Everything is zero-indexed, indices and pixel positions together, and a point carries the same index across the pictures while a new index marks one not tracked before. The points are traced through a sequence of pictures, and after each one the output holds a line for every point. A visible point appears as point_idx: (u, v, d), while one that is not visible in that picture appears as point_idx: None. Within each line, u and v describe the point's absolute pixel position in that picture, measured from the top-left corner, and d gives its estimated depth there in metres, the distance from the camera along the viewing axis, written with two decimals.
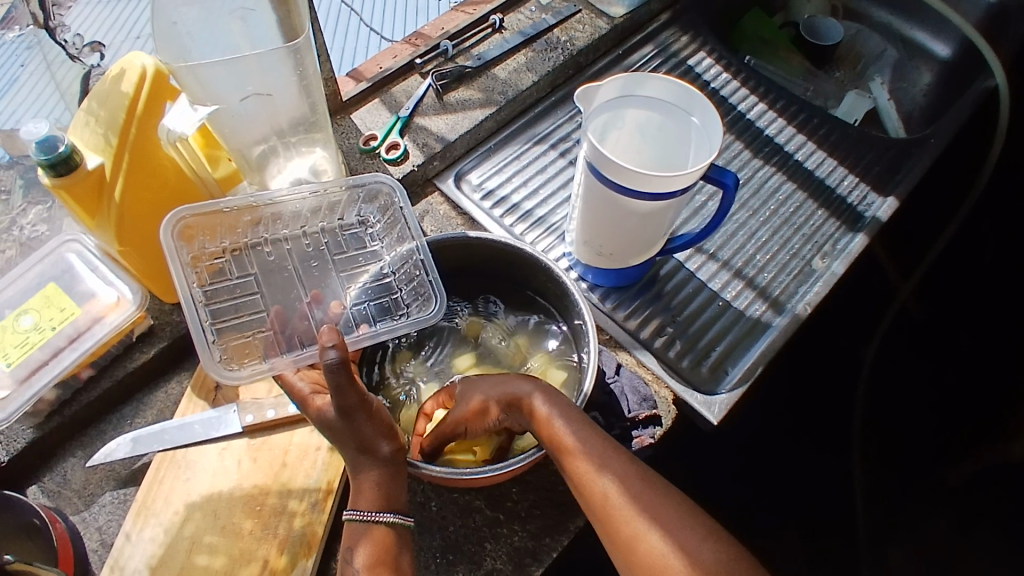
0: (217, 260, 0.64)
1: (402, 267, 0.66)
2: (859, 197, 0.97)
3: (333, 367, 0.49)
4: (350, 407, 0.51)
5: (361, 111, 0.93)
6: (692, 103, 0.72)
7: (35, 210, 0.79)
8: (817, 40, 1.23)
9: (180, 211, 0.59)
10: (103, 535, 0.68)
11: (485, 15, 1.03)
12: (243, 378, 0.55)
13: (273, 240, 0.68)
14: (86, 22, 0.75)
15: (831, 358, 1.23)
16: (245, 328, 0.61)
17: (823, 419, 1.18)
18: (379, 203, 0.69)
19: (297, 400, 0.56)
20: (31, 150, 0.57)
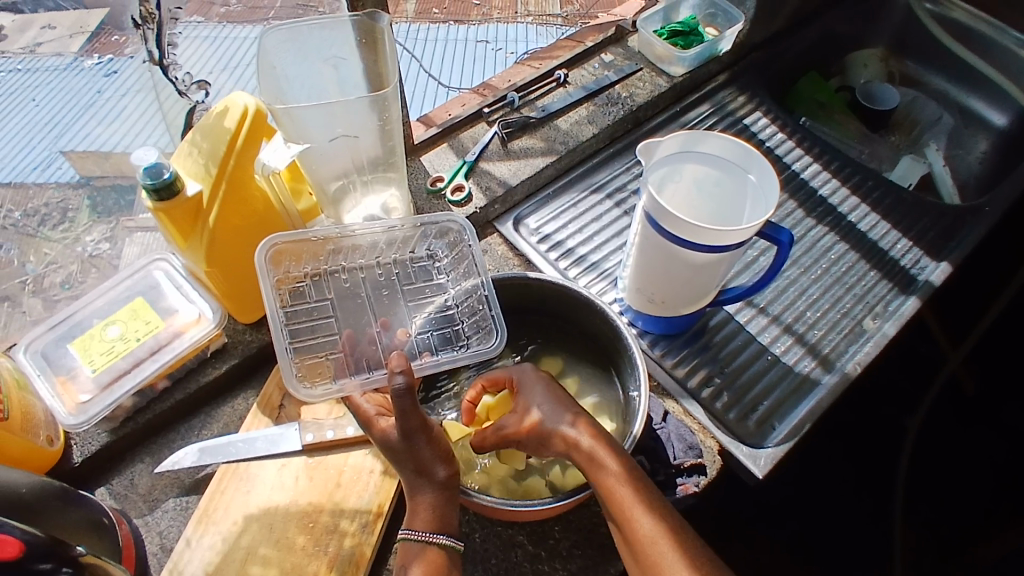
0: (298, 284, 0.69)
1: (466, 300, 0.70)
2: (912, 261, 0.97)
3: (399, 391, 0.52)
4: (411, 429, 0.54)
5: (430, 154, 0.99)
6: (750, 162, 0.75)
7: (97, 229, 0.86)
8: (872, 106, 1.25)
9: (274, 237, 0.65)
10: (164, 539, 0.71)
11: (550, 70, 1.09)
12: (315, 397, 0.60)
13: (350, 267, 0.72)
14: (191, 56, 0.82)
15: (878, 425, 1.21)
16: (318, 348, 0.65)
17: (869, 484, 1.16)
18: (448, 239, 0.73)
19: (361, 420, 0.60)
20: (139, 174, 0.62)
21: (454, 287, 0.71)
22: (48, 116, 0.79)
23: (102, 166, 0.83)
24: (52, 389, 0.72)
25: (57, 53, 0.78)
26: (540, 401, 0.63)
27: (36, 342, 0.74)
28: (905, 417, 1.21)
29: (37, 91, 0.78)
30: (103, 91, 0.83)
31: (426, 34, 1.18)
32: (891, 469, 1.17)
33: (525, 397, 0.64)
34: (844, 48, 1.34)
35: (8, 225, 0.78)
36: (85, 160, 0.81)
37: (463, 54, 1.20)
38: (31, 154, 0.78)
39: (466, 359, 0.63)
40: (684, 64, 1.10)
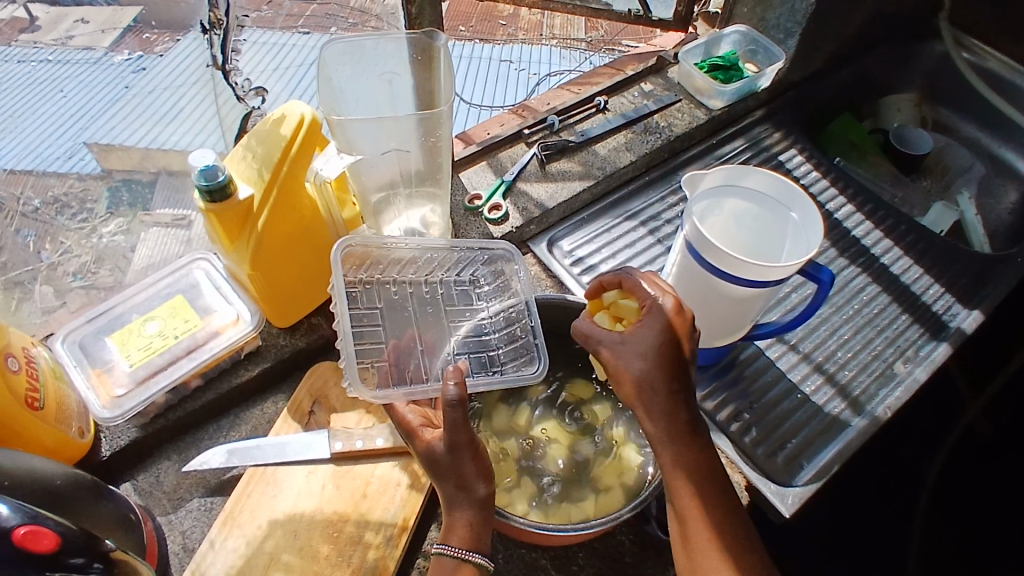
0: (353, 288, 0.69)
1: (508, 320, 0.71)
2: (944, 306, 0.97)
3: (451, 403, 0.54)
4: (458, 444, 0.55)
5: (469, 171, 1.00)
6: (793, 200, 0.75)
7: (115, 223, 0.88)
8: (905, 149, 1.25)
9: (348, 238, 0.67)
10: (187, 539, 0.71)
11: (591, 96, 1.10)
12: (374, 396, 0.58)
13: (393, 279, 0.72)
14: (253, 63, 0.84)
15: (894, 470, 1.18)
16: (364, 354, 0.65)
17: (884, 529, 1.13)
18: (494, 266, 0.75)
19: (403, 430, 0.59)
20: (194, 175, 0.63)
21: (491, 303, 0.73)
22: (76, 112, 0.81)
23: (123, 161, 0.86)
24: (87, 380, 0.72)
25: (90, 46, 0.80)
26: (647, 346, 0.57)
27: (74, 333, 0.75)
28: (921, 462, 1.19)
29: (66, 83, 0.80)
30: (131, 87, 0.84)
31: (455, 52, 1.22)
32: (906, 514, 1.14)
33: (628, 334, 0.58)
34: (879, 92, 1.35)
35: (27, 212, 0.81)
36: (109, 154, 0.84)
37: (487, 71, 1.22)
38: (59, 144, 0.80)
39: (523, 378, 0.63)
40: (723, 98, 1.12)
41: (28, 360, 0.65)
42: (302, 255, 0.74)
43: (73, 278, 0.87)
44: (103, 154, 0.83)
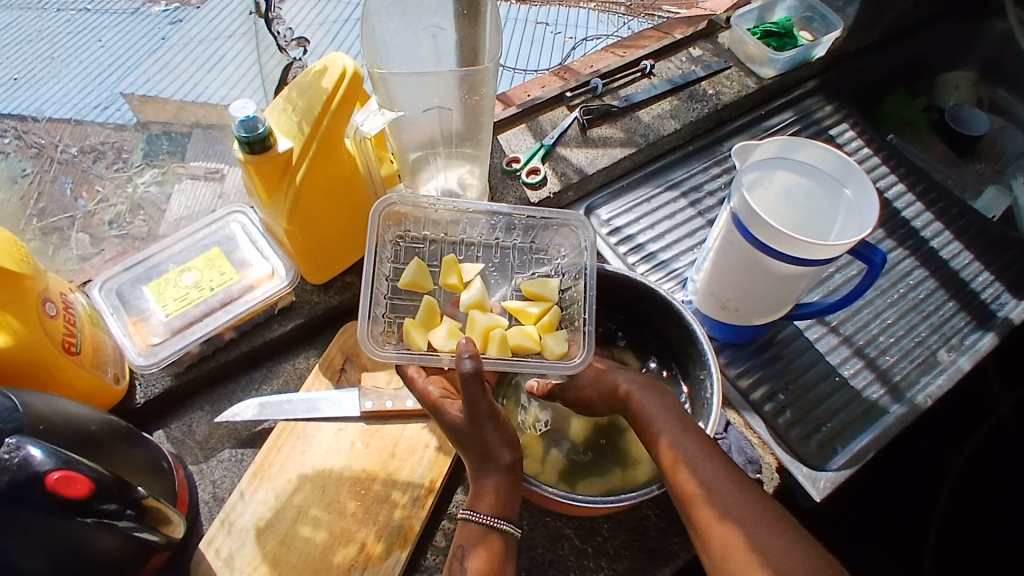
0: (416, 244, 0.71)
1: (567, 278, 0.70)
2: (993, 294, 0.93)
3: (467, 376, 0.51)
4: (480, 415, 0.53)
5: (507, 134, 0.98)
6: (848, 175, 0.72)
7: (150, 173, 0.89)
8: (961, 129, 1.19)
9: (389, 197, 0.67)
10: (217, 488, 0.71)
11: (636, 60, 1.06)
12: (393, 359, 0.58)
13: (441, 240, 0.72)
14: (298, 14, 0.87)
15: (916, 463, 1.15)
16: (398, 311, 0.66)
17: (900, 524, 1.10)
18: (568, 237, 0.71)
19: (426, 404, 0.58)
20: (234, 126, 0.62)
21: (554, 261, 0.72)
22: (113, 59, 0.85)
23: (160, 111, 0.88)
24: (123, 327, 0.73)
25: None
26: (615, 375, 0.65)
27: (111, 281, 0.76)
28: (944, 455, 1.15)
29: (105, 34, 0.86)
30: (167, 38, 0.89)
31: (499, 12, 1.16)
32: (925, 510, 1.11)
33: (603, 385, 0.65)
34: (935, 68, 1.28)
35: (65, 160, 0.83)
36: (146, 106, 0.87)
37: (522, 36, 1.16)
38: (95, 94, 0.84)
39: (550, 368, 0.60)
40: (775, 67, 1.07)
41: (65, 305, 0.65)
42: (338, 213, 0.73)
43: (109, 227, 0.87)
44: (140, 106, 0.86)
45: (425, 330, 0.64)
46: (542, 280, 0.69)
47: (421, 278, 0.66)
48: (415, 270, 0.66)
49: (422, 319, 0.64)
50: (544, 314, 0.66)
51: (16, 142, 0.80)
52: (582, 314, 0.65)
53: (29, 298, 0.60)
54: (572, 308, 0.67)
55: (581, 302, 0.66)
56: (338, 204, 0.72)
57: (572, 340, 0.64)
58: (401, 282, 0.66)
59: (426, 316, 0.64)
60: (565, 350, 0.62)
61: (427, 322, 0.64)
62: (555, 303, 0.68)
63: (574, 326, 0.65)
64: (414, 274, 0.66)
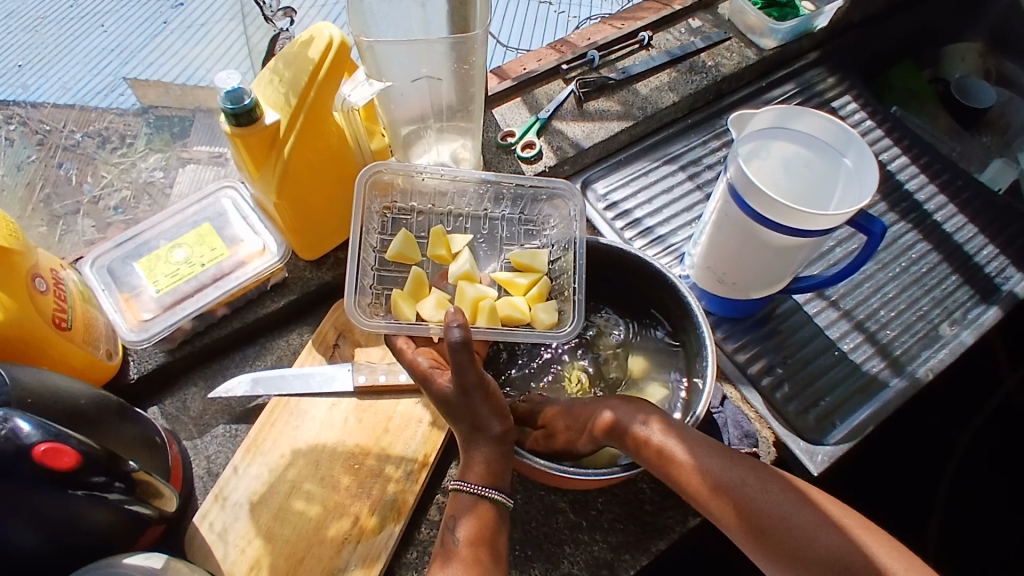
0: (404, 216, 0.70)
1: (557, 249, 0.69)
2: (997, 268, 0.91)
3: (455, 346, 0.51)
4: (468, 384, 0.53)
5: (502, 108, 0.96)
6: (847, 144, 0.70)
7: (154, 157, 0.89)
8: (968, 100, 1.16)
9: (375, 166, 0.66)
10: (211, 464, 0.71)
11: (634, 31, 1.04)
12: (382, 329, 0.59)
13: (429, 211, 0.71)
14: None
15: (920, 441, 1.14)
16: (386, 282, 0.66)
17: (903, 503, 1.09)
18: (558, 207, 0.70)
19: (416, 375, 0.58)
20: (220, 98, 0.61)
21: (545, 233, 0.71)
22: (112, 42, 0.86)
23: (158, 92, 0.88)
24: (114, 304, 0.73)
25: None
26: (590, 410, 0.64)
27: (103, 257, 0.75)
28: (949, 432, 1.14)
29: (107, 19, 0.87)
30: (168, 22, 0.90)
31: None
32: (927, 488, 1.10)
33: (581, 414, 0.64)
34: (941, 39, 1.25)
35: (70, 145, 0.83)
36: (146, 88, 0.87)
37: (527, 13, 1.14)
38: (96, 79, 0.84)
39: (539, 338, 0.60)
40: (776, 37, 1.05)
41: (56, 281, 0.65)
42: (329, 187, 0.72)
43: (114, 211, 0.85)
44: (139, 88, 0.87)
45: (414, 301, 0.64)
46: (531, 251, 0.68)
47: (408, 250, 0.66)
48: (402, 241, 0.66)
49: (410, 290, 0.64)
50: (533, 285, 0.66)
51: (21, 129, 0.80)
52: (572, 284, 0.65)
53: (18, 273, 0.59)
54: (562, 279, 0.66)
55: (570, 272, 0.65)
56: (329, 177, 0.71)
57: (561, 311, 0.64)
58: (388, 254, 0.66)
59: (414, 287, 0.64)
60: (554, 321, 0.63)
61: (415, 293, 0.64)
62: (544, 274, 0.67)
63: (564, 296, 0.65)
64: (401, 246, 0.65)
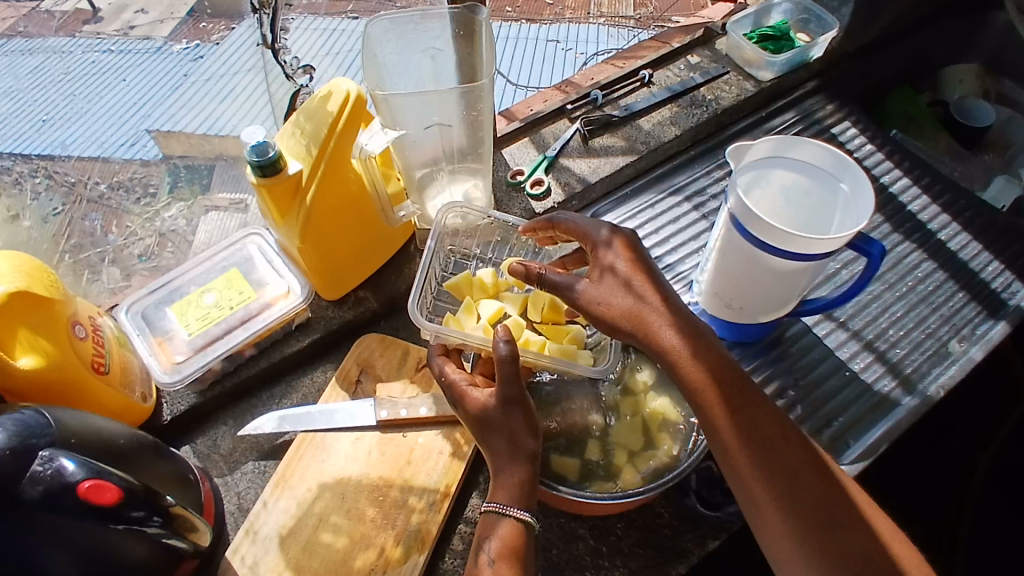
0: (454, 258, 0.80)
1: None
2: (1004, 283, 0.92)
3: (503, 357, 0.57)
4: (512, 396, 0.58)
5: (511, 147, 1.01)
6: (843, 170, 0.73)
7: (178, 206, 0.95)
8: (967, 120, 1.18)
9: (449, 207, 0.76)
10: (241, 500, 0.74)
11: (635, 70, 1.09)
12: (432, 330, 0.64)
13: (473, 257, 0.81)
14: (304, 47, 0.94)
15: (942, 461, 1.13)
16: (438, 310, 0.75)
17: (930, 525, 1.08)
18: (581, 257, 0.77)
19: (450, 391, 0.62)
20: (247, 152, 0.65)
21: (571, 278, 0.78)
22: (138, 95, 0.90)
23: (183, 144, 0.93)
24: (148, 347, 0.76)
25: (147, 37, 0.91)
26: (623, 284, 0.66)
27: (137, 304, 0.80)
28: (972, 451, 1.12)
29: (129, 72, 0.90)
30: (189, 74, 0.94)
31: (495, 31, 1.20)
32: (953, 510, 1.09)
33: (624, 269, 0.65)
34: (938, 62, 1.28)
35: (94, 197, 0.88)
36: (170, 140, 0.92)
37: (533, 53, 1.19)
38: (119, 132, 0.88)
39: (581, 369, 0.64)
40: (773, 70, 1.09)
41: (94, 328, 0.69)
42: (347, 229, 0.76)
43: (138, 259, 0.93)
44: (163, 141, 0.91)
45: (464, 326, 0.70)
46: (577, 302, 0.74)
47: (462, 284, 0.73)
48: (462, 277, 0.73)
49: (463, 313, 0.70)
50: (571, 332, 0.70)
51: (47, 182, 0.84)
52: (609, 338, 0.70)
53: (59, 321, 0.63)
54: (598, 333, 0.72)
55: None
56: (346, 220, 0.76)
57: (596, 358, 0.69)
58: (445, 283, 0.73)
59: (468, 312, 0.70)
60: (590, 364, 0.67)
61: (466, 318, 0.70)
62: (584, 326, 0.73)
63: (600, 347, 0.70)
64: (459, 280, 0.73)
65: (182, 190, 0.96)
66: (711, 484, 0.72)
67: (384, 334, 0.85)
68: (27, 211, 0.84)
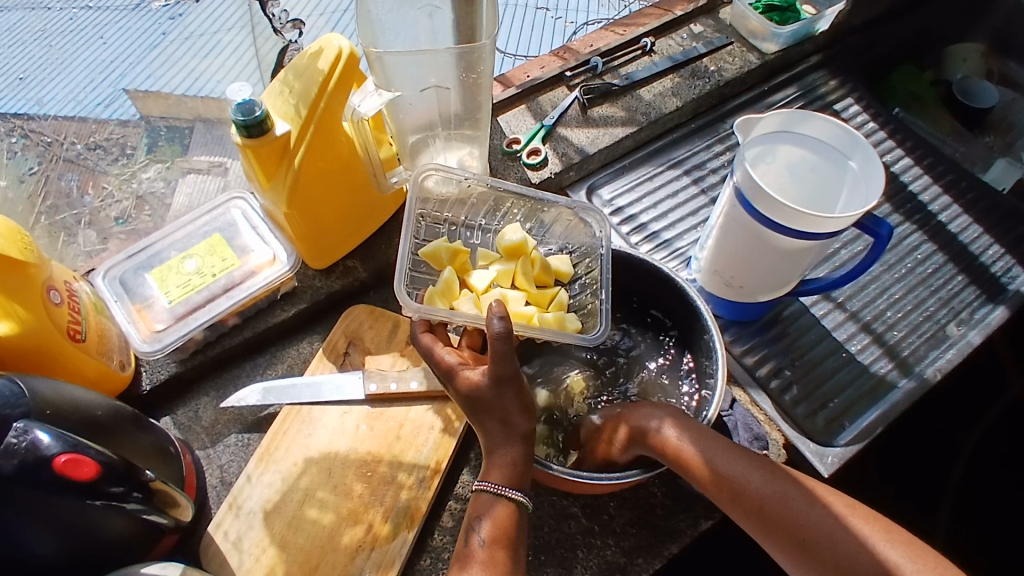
0: (439, 227, 0.73)
1: (578, 255, 0.73)
2: (1003, 268, 0.92)
3: (497, 336, 0.52)
4: (505, 376, 0.55)
5: (507, 115, 0.97)
6: (852, 147, 0.71)
7: (155, 168, 0.90)
8: (969, 101, 1.16)
9: (427, 166, 0.69)
10: (224, 473, 0.72)
11: (637, 37, 1.05)
12: (412, 310, 0.61)
13: (460, 224, 0.75)
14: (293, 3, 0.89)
15: (928, 441, 1.13)
16: (417, 283, 0.67)
17: (914, 504, 1.08)
18: (565, 222, 0.74)
19: (442, 371, 0.59)
20: (231, 109, 0.61)
21: (555, 240, 0.75)
22: (113, 56, 0.84)
23: (161, 105, 0.87)
24: (127, 314, 0.73)
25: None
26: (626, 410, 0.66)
27: (115, 269, 0.76)
28: (956, 433, 1.13)
29: (106, 30, 0.85)
30: (167, 33, 0.88)
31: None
32: (933, 491, 1.09)
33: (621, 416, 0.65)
34: (941, 41, 1.26)
35: (70, 157, 0.83)
36: (148, 101, 0.86)
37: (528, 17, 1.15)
38: (95, 91, 0.83)
39: (570, 339, 0.61)
40: (777, 42, 1.05)
41: (70, 293, 0.65)
42: (336, 195, 0.73)
43: (115, 222, 0.87)
44: (142, 101, 0.86)
45: (445, 300, 0.64)
46: (556, 258, 0.71)
47: (441, 254, 0.68)
48: (439, 245, 0.68)
49: (442, 289, 0.65)
50: (555, 297, 0.69)
51: (24, 141, 0.80)
52: (594, 299, 0.68)
53: (33, 285, 0.60)
54: (582, 295, 0.70)
55: (591, 289, 0.69)
56: (336, 185, 0.72)
57: (585, 321, 0.67)
58: (422, 253, 0.68)
59: (447, 286, 0.65)
60: (580, 328, 0.65)
61: (447, 292, 0.65)
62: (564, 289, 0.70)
63: (586, 309, 0.68)
64: (436, 248, 0.67)
65: (161, 150, 0.90)
66: None
67: (373, 305, 0.83)
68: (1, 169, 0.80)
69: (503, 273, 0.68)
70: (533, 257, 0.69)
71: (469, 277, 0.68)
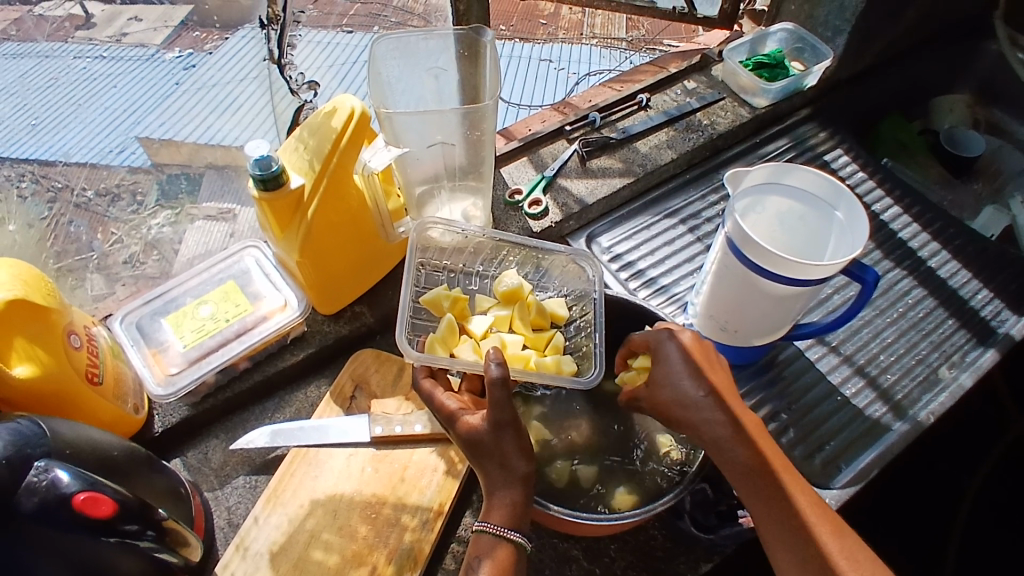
0: (440, 273, 0.76)
1: (572, 299, 0.76)
2: (992, 312, 0.94)
3: (494, 380, 0.56)
4: (503, 421, 0.57)
5: (509, 167, 1.02)
6: (838, 198, 0.74)
7: (164, 214, 0.93)
8: (955, 150, 1.20)
9: (427, 218, 0.73)
10: (232, 515, 0.73)
11: (633, 94, 1.10)
12: (415, 358, 0.63)
13: (458, 271, 0.78)
14: (310, 61, 0.93)
15: (933, 486, 1.13)
16: (419, 329, 0.70)
17: (919, 548, 1.08)
18: (561, 269, 0.77)
19: (443, 416, 0.61)
20: (248, 165, 0.65)
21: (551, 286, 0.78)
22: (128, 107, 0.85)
23: (176, 154, 0.90)
24: (143, 358, 0.76)
25: (141, 44, 0.85)
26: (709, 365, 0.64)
27: (132, 314, 0.79)
28: (961, 477, 1.13)
29: (121, 79, 0.85)
30: (180, 83, 0.88)
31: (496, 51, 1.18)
32: (938, 537, 1.09)
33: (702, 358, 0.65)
34: (928, 93, 1.31)
35: (81, 203, 0.86)
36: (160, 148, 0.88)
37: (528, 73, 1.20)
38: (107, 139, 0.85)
39: (566, 381, 0.63)
40: (767, 97, 1.10)
41: (89, 338, 0.68)
42: (346, 245, 0.77)
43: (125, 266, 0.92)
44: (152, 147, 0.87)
45: (446, 347, 0.67)
46: (552, 301, 0.74)
47: (441, 301, 0.70)
48: (440, 293, 0.70)
49: (443, 335, 0.67)
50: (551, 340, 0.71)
51: (33, 187, 0.82)
52: (589, 341, 0.71)
53: (55, 331, 0.63)
54: (577, 337, 0.72)
55: (587, 332, 0.72)
56: (344, 237, 0.76)
57: (581, 363, 0.69)
58: (423, 300, 0.70)
59: (448, 332, 0.67)
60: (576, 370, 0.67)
61: (448, 339, 0.67)
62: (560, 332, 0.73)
63: (582, 351, 0.71)
64: (437, 295, 0.70)
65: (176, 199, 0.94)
66: (706, 506, 0.70)
67: (380, 349, 0.85)
68: (12, 214, 0.83)
69: (500, 318, 0.72)
70: (529, 301, 0.72)
71: (469, 323, 0.71)
